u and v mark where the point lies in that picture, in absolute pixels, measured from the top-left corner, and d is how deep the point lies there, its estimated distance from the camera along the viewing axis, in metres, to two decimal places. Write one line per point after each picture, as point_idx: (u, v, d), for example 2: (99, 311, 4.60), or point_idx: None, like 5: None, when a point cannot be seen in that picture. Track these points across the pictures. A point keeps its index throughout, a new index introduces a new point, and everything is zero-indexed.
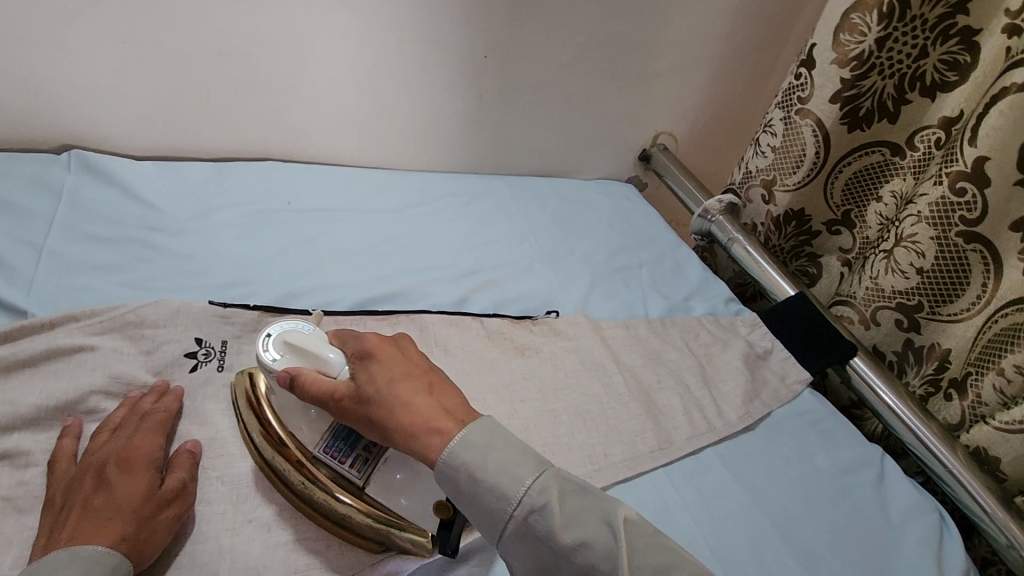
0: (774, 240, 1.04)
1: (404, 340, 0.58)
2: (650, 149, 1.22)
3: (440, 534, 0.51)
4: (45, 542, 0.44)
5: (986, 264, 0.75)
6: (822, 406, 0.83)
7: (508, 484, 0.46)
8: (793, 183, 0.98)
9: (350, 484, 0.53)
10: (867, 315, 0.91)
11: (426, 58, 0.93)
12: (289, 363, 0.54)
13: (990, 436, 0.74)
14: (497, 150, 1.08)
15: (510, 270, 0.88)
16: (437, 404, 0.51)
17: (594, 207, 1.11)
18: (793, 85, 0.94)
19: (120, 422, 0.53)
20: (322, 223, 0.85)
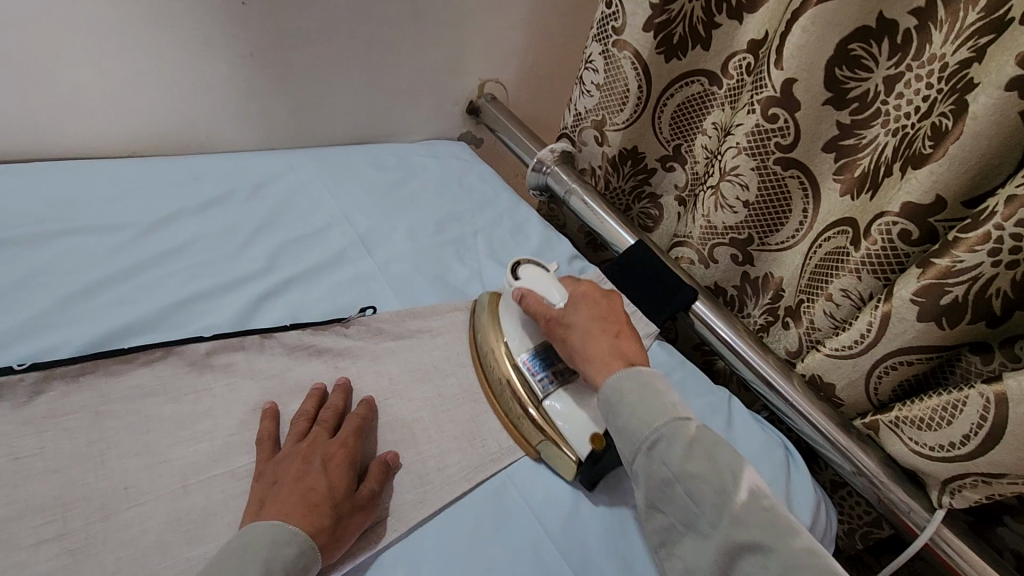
0: (615, 182, 0.98)
1: (615, 296, 0.69)
2: (477, 100, 1.11)
3: (584, 465, 0.60)
4: (255, 509, 0.48)
5: (805, 190, 0.75)
6: (670, 358, 0.80)
7: (657, 415, 0.51)
8: (621, 121, 0.90)
9: (532, 392, 0.65)
10: (704, 253, 0.88)
11: (164, 10, 0.72)
12: (523, 288, 0.68)
13: (824, 363, 0.73)
14: (289, 117, 0.91)
15: (312, 265, 0.74)
16: (617, 346, 0.60)
17: (420, 172, 0.98)
18: (606, 15, 0.84)
19: (312, 413, 0.57)
20: (42, 241, 0.64)
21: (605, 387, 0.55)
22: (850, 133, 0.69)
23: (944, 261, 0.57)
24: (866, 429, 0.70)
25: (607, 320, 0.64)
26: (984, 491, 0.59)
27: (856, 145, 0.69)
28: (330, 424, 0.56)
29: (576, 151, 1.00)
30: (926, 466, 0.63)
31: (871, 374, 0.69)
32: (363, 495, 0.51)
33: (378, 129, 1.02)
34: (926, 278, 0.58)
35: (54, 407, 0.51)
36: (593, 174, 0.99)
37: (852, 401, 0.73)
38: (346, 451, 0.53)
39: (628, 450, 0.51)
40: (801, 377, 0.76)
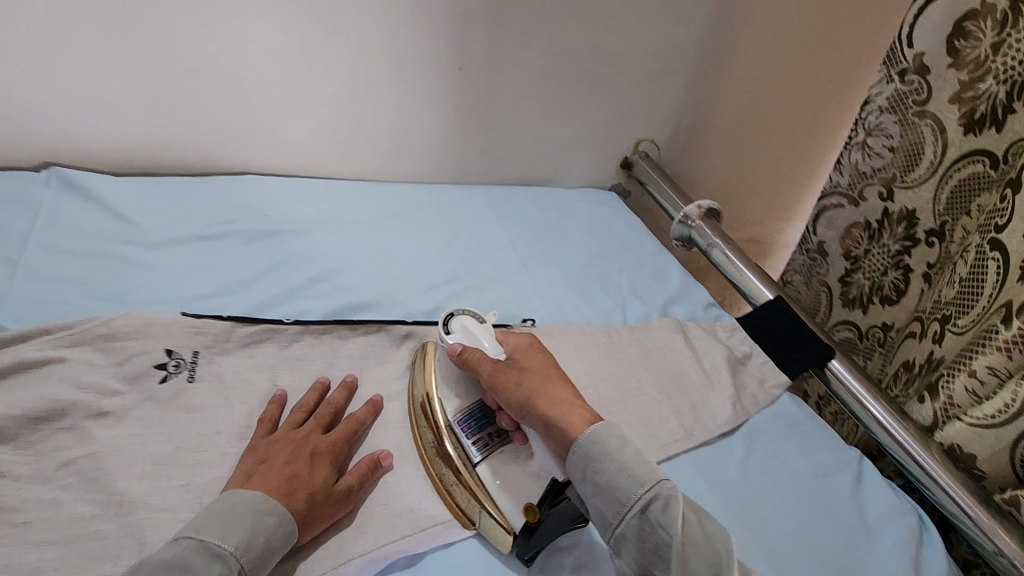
0: (886, 240, 1.00)
1: (538, 349, 0.67)
2: (631, 156, 1.23)
3: (519, 537, 0.58)
4: (242, 481, 0.53)
5: (999, 272, 0.73)
6: (799, 409, 0.83)
7: (637, 476, 0.53)
8: (913, 181, 0.95)
9: (466, 457, 0.62)
10: (925, 326, 0.87)
11: (406, 71, 0.94)
12: (453, 345, 0.66)
13: (964, 434, 0.73)
14: (477, 160, 1.09)
15: (484, 278, 0.89)
16: (572, 394, 0.61)
17: (576, 215, 1.11)
18: (904, 91, 0.94)
19: (312, 405, 0.63)
20: (299, 234, 0.85)
21: (577, 438, 0.56)
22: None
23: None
24: (1006, 504, 0.69)
25: (549, 367, 0.64)
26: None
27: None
28: (325, 420, 0.61)
29: (851, 205, 1.05)
30: None
31: (1014, 447, 0.69)
32: (341, 490, 0.56)
33: (543, 175, 1.18)
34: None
35: (304, 354, 0.68)
36: (864, 228, 1.03)
37: (995, 475, 0.72)
38: (334, 447, 0.58)
39: (615, 511, 0.52)
40: (939, 446, 0.76)
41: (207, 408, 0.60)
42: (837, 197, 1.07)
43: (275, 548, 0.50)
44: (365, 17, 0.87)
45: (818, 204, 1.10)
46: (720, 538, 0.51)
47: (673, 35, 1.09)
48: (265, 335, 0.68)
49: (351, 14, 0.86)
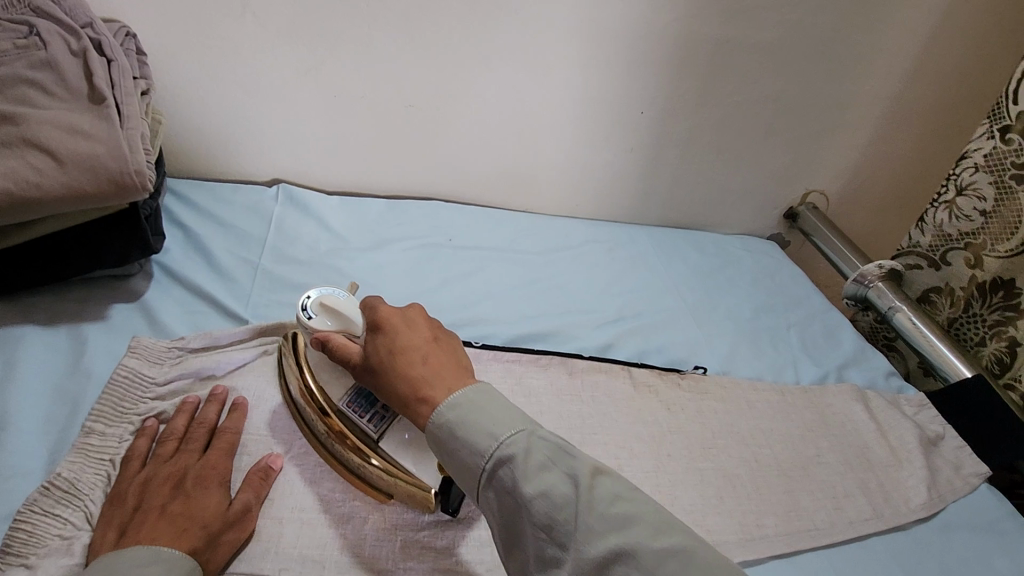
0: (977, 308, 0.94)
1: (413, 309, 0.59)
2: (798, 207, 1.18)
3: (441, 496, 0.54)
4: (115, 538, 0.47)
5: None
6: (1004, 506, 0.74)
7: (482, 439, 0.47)
8: (1008, 250, 0.88)
9: (363, 435, 0.56)
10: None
11: (590, 112, 0.97)
12: (317, 330, 0.59)
13: None
14: (639, 200, 1.11)
15: (649, 320, 0.89)
16: (431, 366, 0.54)
17: (737, 263, 1.08)
18: (1003, 152, 0.86)
19: (182, 431, 0.57)
20: (478, 260, 0.91)
21: (442, 418, 0.50)
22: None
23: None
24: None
25: (418, 337, 0.56)
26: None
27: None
28: (188, 434, 0.56)
29: (931, 266, 0.99)
30: None
31: None
32: (237, 511, 0.51)
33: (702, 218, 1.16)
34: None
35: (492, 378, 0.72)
36: (947, 291, 0.98)
37: None
38: (217, 466, 0.54)
39: (472, 479, 0.48)
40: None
41: None
42: (915, 256, 1.01)
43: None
44: (561, 62, 0.91)
45: (895, 262, 1.04)
46: (557, 467, 0.46)
47: (861, 87, 1.04)
48: None
49: (549, 58, 0.90)
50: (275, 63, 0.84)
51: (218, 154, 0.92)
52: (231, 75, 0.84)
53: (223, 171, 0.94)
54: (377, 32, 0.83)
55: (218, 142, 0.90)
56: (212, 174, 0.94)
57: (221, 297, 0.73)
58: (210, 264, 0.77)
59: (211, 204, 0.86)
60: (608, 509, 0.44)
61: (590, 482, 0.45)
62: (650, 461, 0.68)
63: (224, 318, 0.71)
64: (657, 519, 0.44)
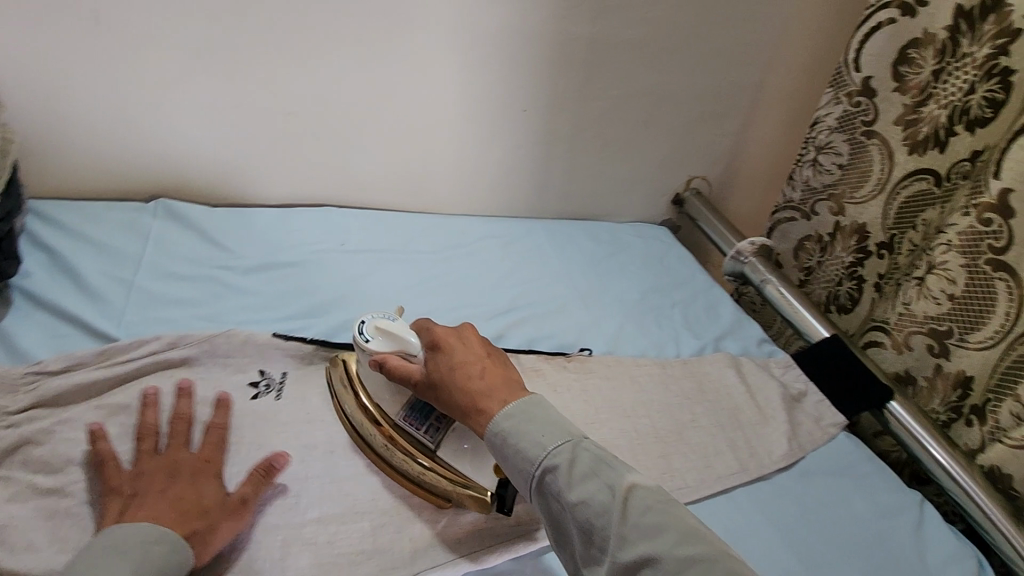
0: (838, 251, 1.00)
1: (472, 330, 0.65)
2: (683, 192, 1.26)
3: (498, 493, 0.61)
4: (116, 517, 0.52)
5: (1012, 295, 0.72)
6: (856, 448, 0.82)
7: (530, 447, 0.53)
8: (861, 197, 0.94)
9: (420, 445, 0.63)
10: (900, 341, 0.88)
11: (473, 112, 1.00)
12: (376, 352, 0.64)
13: (1006, 455, 0.72)
14: (533, 195, 1.15)
15: (539, 309, 0.93)
16: (487, 380, 0.59)
17: (628, 248, 1.15)
18: (852, 112, 0.93)
19: (155, 425, 0.60)
20: (370, 262, 0.92)
21: (491, 426, 0.55)
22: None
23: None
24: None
25: (472, 354, 0.62)
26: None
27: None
28: (182, 436, 0.59)
29: (803, 218, 1.05)
30: None
31: None
32: (238, 501, 0.56)
33: (595, 208, 1.22)
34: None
35: None
36: (817, 241, 1.03)
37: None
38: (210, 460, 0.58)
39: (522, 485, 0.53)
40: (983, 469, 0.75)
41: (293, 423, 0.66)
42: (789, 211, 1.07)
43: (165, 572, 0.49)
44: (438, 64, 0.93)
45: (773, 217, 1.11)
46: (597, 477, 0.51)
47: (726, 78, 1.12)
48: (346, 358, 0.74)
49: (425, 60, 0.92)
50: (139, 76, 0.82)
51: (88, 173, 0.88)
52: (90, 89, 0.82)
53: (96, 189, 0.90)
54: (260, 40, 0.84)
55: (87, 160, 0.87)
56: (84, 193, 0.90)
57: (89, 319, 0.71)
58: (79, 285, 0.75)
59: (80, 224, 0.83)
60: (643, 519, 0.48)
61: (625, 493, 0.50)
62: None
63: (94, 340, 0.70)
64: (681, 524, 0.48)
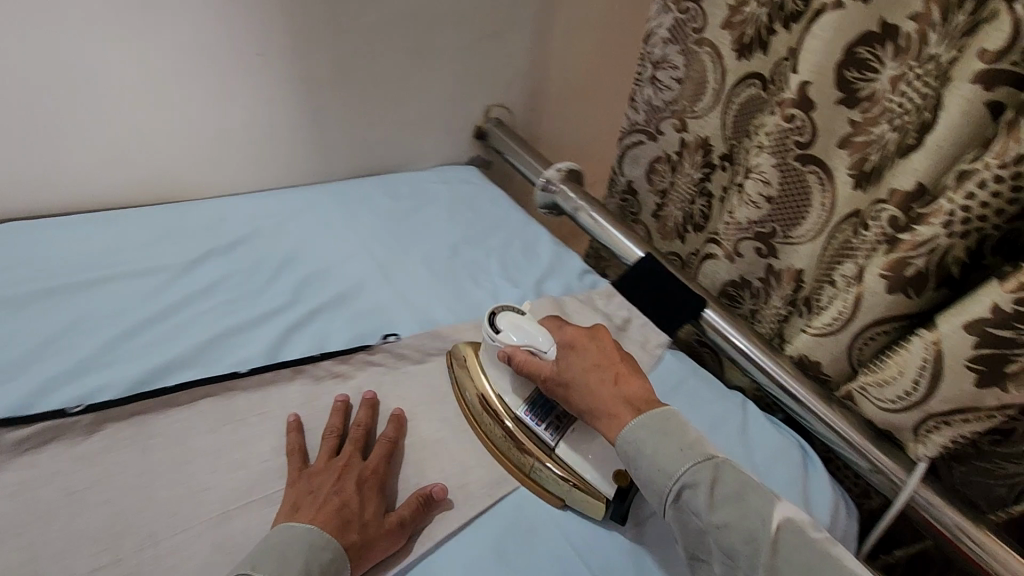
0: (685, 169, 0.94)
1: (601, 330, 0.68)
2: (483, 125, 1.15)
3: (614, 500, 0.61)
4: (289, 514, 0.52)
5: (823, 186, 0.73)
6: (683, 365, 0.82)
7: (670, 465, 0.54)
8: (700, 109, 0.89)
9: (541, 442, 0.64)
10: (730, 248, 0.86)
11: (193, 65, 0.79)
12: (507, 346, 0.67)
13: (809, 343, 0.72)
14: (309, 156, 0.96)
15: (331, 296, 0.78)
16: (619, 392, 0.61)
17: (434, 200, 1.02)
18: (681, 20, 0.87)
19: (338, 427, 0.61)
20: (88, 285, 0.70)
21: (621, 439, 0.58)
22: (863, 129, 0.67)
23: (990, 309, 0.52)
24: (844, 398, 0.72)
25: (603, 362, 0.64)
26: (947, 433, 0.60)
27: (867, 142, 0.67)
28: (357, 445, 0.60)
29: (650, 140, 0.98)
30: (894, 419, 0.63)
31: (854, 341, 0.67)
32: (394, 522, 0.55)
33: (389, 160, 1.06)
34: (983, 347, 0.53)
35: (107, 445, 0.55)
36: (665, 162, 0.97)
37: (839, 375, 0.73)
38: (377, 472, 0.58)
39: (657, 502, 0.55)
40: (789, 359, 0.77)
41: None
42: (636, 134, 0.99)
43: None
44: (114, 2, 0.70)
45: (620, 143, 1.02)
46: (754, 509, 0.52)
47: None
48: (50, 434, 0.54)
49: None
50: None
51: None
52: None
53: None
54: None
55: None
56: None
57: None
58: None
59: None
60: (796, 551, 0.50)
61: (776, 530, 0.51)
62: None
63: None
64: (773, 565, 0.49)
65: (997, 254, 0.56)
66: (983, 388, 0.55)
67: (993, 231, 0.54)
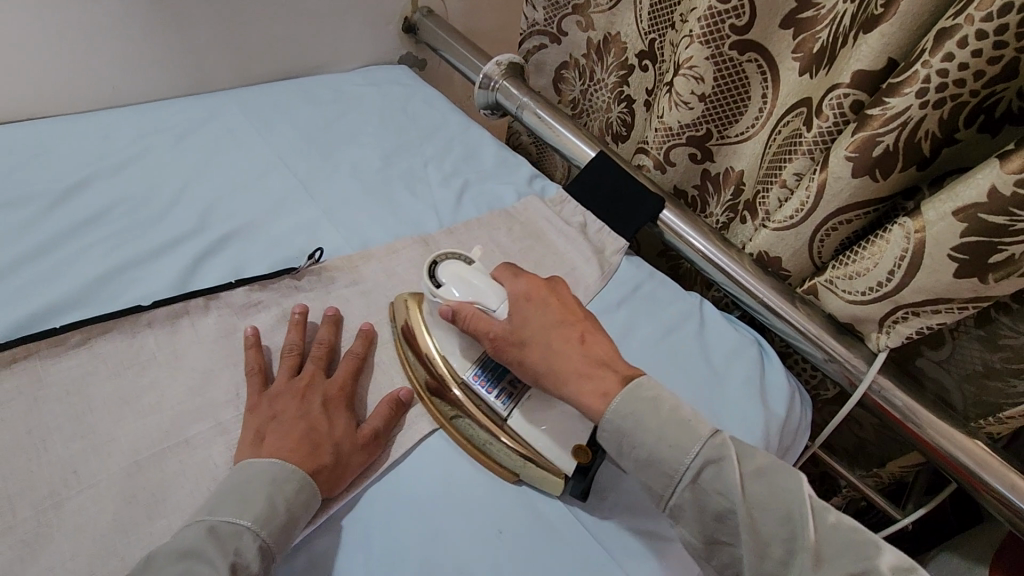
0: (598, 74, 0.94)
1: (561, 285, 0.61)
2: (412, 16, 1.01)
3: (574, 477, 0.54)
4: (253, 442, 0.49)
5: (763, 74, 0.72)
6: (639, 268, 0.77)
7: (679, 439, 0.48)
8: (605, 2, 0.87)
9: (493, 414, 0.56)
10: (661, 158, 0.85)
11: None
12: (450, 301, 0.57)
13: (769, 238, 0.70)
14: (205, 57, 0.83)
15: (246, 220, 0.68)
16: (589, 356, 0.54)
17: (361, 104, 0.91)
18: None
19: (299, 347, 0.57)
20: None
21: (607, 411, 0.51)
22: (809, 5, 0.65)
23: (986, 195, 0.48)
24: (806, 295, 0.70)
25: (567, 315, 0.58)
26: (914, 324, 0.58)
27: (815, 17, 0.65)
28: (321, 365, 0.56)
29: (553, 41, 0.97)
30: (863, 312, 0.62)
31: (817, 232, 0.64)
32: (368, 435, 0.52)
33: (304, 62, 0.94)
34: (970, 236, 0.50)
35: None
36: (574, 66, 0.97)
37: (798, 271, 0.71)
38: (343, 391, 0.55)
39: (662, 483, 0.49)
40: (750, 257, 0.74)
41: None
42: (538, 36, 0.98)
43: (300, 513, 0.46)
44: None
45: (524, 50, 1.01)
46: (789, 491, 0.46)
47: None
48: None
49: None
50: None
51: None
52: None
53: None
54: None
55: None
56: None
57: None
58: None
59: None
60: (836, 536, 0.45)
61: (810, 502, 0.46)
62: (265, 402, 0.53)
63: None
64: (818, 553, 0.44)
65: (972, 127, 0.51)
66: (962, 279, 0.52)
67: (970, 98, 0.49)
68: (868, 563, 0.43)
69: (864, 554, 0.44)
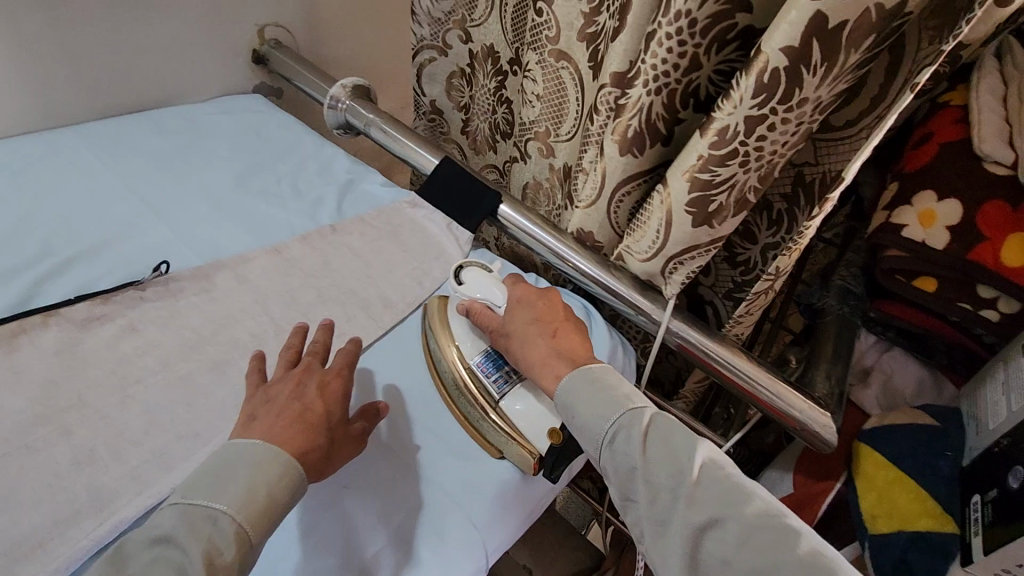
0: (482, 80, 1.03)
1: (553, 293, 0.74)
2: (261, 48, 1.07)
3: (547, 456, 0.65)
4: (246, 424, 0.55)
5: (574, 78, 0.81)
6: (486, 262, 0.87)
7: (610, 410, 0.60)
8: (478, 17, 0.96)
9: (488, 395, 0.68)
10: (524, 148, 0.98)
11: None
12: (465, 298, 0.73)
13: (580, 217, 0.82)
14: (35, 95, 0.84)
15: (91, 243, 0.72)
16: (555, 345, 0.67)
17: (212, 131, 0.95)
18: None
19: (297, 348, 0.63)
20: None
21: (559, 390, 0.63)
22: (591, 20, 0.75)
23: (697, 159, 0.60)
24: (615, 262, 0.82)
25: (550, 315, 0.70)
26: (683, 272, 0.73)
27: (596, 34, 0.76)
28: (320, 357, 0.63)
29: (442, 54, 1.04)
30: (647, 269, 0.76)
31: (610, 205, 0.77)
32: (352, 431, 0.60)
33: (151, 93, 0.97)
34: (694, 191, 0.62)
35: None
36: (461, 75, 1.06)
37: (608, 242, 0.83)
38: (337, 382, 0.61)
39: (593, 447, 0.60)
40: (571, 236, 0.85)
41: None
42: (427, 50, 1.05)
43: (281, 494, 0.51)
44: None
45: (416, 61, 1.07)
46: (682, 449, 0.56)
47: None
48: None
49: None
50: None
51: None
52: None
53: None
54: None
55: None
56: None
57: None
58: None
59: None
60: (716, 485, 0.54)
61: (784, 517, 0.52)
62: (112, 401, 0.57)
63: None
64: (697, 496, 0.53)
65: (689, 109, 0.66)
66: (698, 227, 0.65)
67: (677, 85, 0.62)
68: (729, 509, 0.52)
69: (734, 503, 0.53)
